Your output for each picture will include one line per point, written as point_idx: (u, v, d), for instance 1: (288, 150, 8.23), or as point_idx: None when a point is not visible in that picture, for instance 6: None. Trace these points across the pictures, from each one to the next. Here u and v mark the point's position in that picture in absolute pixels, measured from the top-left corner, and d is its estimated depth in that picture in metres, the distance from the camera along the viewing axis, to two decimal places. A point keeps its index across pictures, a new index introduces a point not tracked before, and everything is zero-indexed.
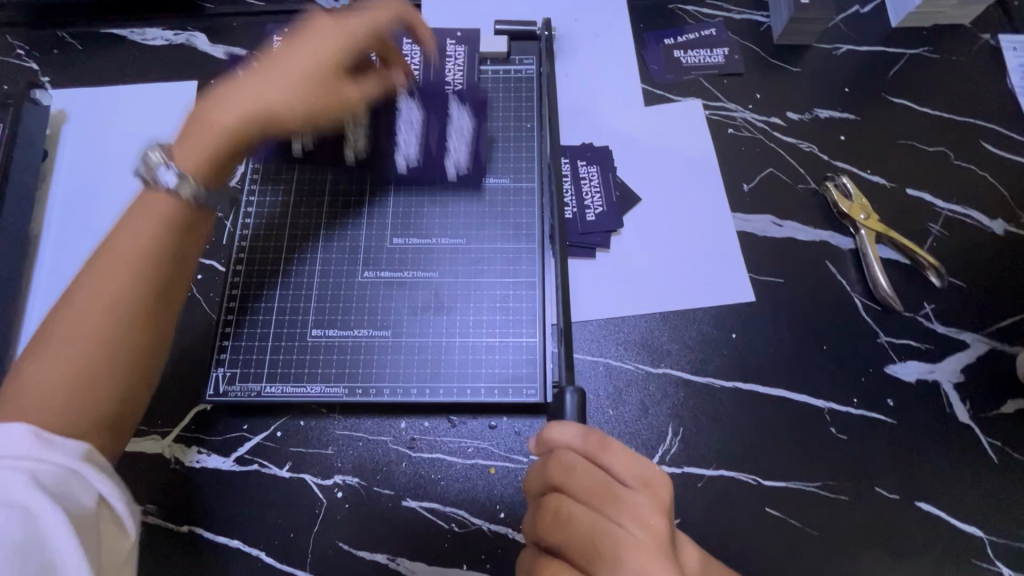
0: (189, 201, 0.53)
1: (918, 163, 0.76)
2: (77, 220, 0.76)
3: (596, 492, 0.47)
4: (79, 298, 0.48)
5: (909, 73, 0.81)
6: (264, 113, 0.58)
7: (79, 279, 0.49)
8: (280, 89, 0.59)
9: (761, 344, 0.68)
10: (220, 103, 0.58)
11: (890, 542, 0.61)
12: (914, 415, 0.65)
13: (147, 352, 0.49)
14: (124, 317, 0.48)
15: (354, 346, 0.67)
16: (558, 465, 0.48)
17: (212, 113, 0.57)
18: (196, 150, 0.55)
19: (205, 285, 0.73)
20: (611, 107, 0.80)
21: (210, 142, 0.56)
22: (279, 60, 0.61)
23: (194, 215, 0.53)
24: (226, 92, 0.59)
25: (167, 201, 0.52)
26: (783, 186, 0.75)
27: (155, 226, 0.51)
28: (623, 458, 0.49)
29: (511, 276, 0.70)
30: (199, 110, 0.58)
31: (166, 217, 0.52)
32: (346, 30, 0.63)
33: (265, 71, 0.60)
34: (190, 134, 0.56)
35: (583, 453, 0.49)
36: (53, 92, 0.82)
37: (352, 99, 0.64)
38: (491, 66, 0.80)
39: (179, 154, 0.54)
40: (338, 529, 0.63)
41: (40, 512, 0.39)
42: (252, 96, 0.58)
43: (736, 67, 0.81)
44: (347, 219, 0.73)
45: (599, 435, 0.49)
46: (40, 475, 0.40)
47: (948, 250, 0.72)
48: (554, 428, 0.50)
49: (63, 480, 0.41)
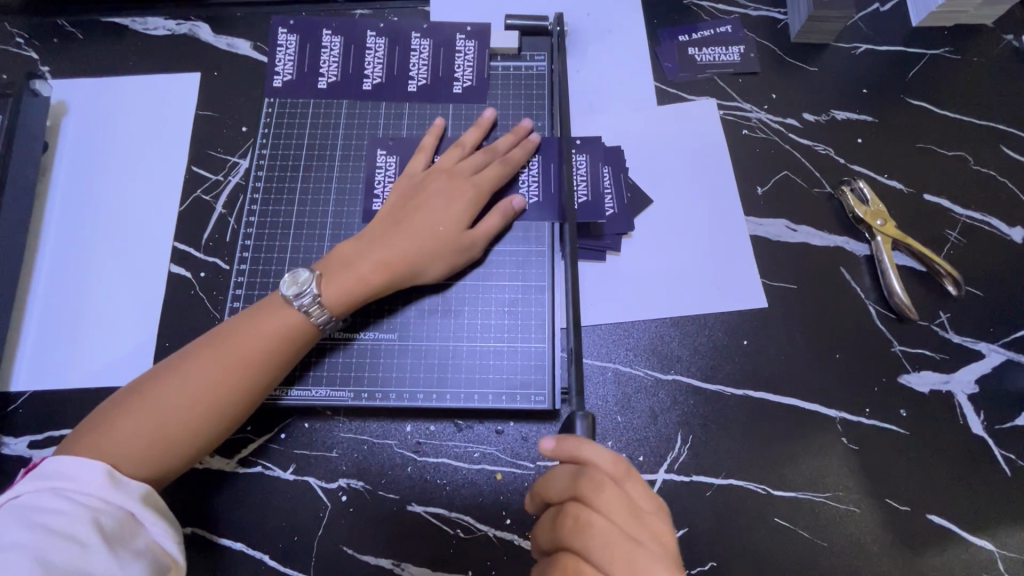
0: (311, 322, 0.60)
1: (937, 167, 0.74)
2: (77, 215, 0.75)
3: (618, 513, 0.49)
4: (189, 369, 0.55)
5: (929, 74, 0.79)
6: (403, 272, 0.63)
7: (197, 349, 0.57)
8: (422, 236, 0.64)
9: (774, 353, 0.67)
10: (361, 245, 0.63)
11: (900, 554, 0.61)
12: (926, 426, 0.64)
13: (218, 434, 0.56)
14: (217, 404, 0.55)
15: (360, 349, 0.66)
16: (584, 482, 0.50)
17: (356, 258, 0.62)
18: (348, 297, 0.61)
19: (209, 283, 0.72)
20: (623, 106, 0.78)
21: (362, 287, 0.61)
22: (416, 203, 0.66)
23: (303, 337, 0.60)
24: (369, 237, 0.64)
25: (289, 321, 0.59)
26: (798, 190, 0.74)
27: (266, 330, 0.58)
28: (640, 488, 0.51)
29: (520, 279, 0.68)
30: (336, 256, 0.63)
31: (283, 332, 0.58)
32: (479, 182, 0.67)
33: (408, 213, 0.65)
34: (336, 277, 0.61)
35: (610, 477, 0.50)
36: (53, 83, 0.80)
37: (478, 251, 0.67)
38: (502, 61, 0.78)
39: (331, 297, 0.60)
40: (342, 533, 0.62)
41: (82, 535, 0.45)
42: (396, 242, 0.63)
43: (752, 67, 0.79)
44: (352, 218, 0.71)
45: (623, 462, 0.52)
46: (100, 513, 0.47)
47: (965, 257, 0.70)
48: (586, 449, 0.51)
49: (119, 520, 0.48)
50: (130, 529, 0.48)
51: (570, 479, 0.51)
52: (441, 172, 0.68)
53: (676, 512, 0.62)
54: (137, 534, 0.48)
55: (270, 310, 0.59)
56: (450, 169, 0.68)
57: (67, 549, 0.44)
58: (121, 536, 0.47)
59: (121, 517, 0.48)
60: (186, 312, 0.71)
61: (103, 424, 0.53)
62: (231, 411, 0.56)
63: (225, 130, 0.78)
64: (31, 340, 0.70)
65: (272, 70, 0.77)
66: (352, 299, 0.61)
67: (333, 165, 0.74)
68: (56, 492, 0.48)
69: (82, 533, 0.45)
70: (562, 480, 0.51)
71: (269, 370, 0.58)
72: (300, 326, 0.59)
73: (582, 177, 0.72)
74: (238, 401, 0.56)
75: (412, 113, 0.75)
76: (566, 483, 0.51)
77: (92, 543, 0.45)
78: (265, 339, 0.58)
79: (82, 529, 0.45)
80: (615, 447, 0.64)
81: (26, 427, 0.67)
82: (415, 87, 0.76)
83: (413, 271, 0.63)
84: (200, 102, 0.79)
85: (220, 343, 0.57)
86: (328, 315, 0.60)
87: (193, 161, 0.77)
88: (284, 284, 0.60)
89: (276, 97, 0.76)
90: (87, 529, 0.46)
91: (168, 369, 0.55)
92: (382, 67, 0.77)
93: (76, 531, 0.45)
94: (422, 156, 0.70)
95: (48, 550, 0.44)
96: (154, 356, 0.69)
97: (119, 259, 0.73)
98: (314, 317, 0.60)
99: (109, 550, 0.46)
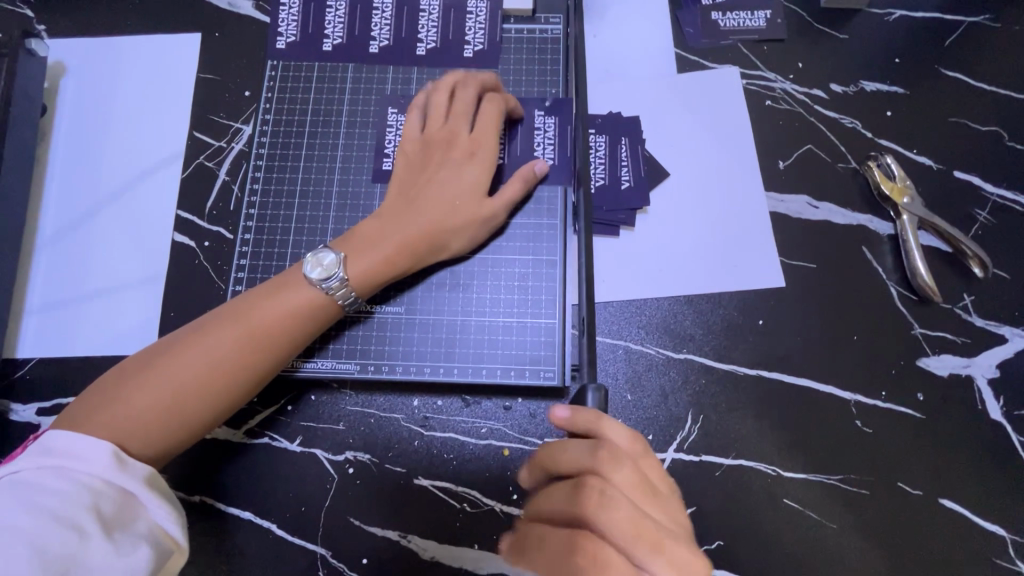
0: (334, 300, 0.59)
1: (969, 143, 0.71)
2: (77, 182, 0.73)
3: (634, 489, 0.47)
4: (203, 341, 0.55)
5: (966, 43, 0.74)
6: (425, 252, 0.62)
7: (211, 321, 0.56)
8: (442, 209, 0.62)
9: (790, 334, 0.65)
10: (384, 222, 0.62)
11: (910, 538, 0.60)
12: (945, 411, 0.63)
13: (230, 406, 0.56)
14: (232, 378, 0.55)
15: (367, 323, 0.65)
16: (602, 456, 0.48)
17: (379, 237, 0.61)
18: (370, 276, 0.60)
19: (213, 253, 0.71)
20: (641, 74, 0.74)
21: (387, 266, 0.60)
22: (426, 173, 0.64)
23: (319, 313, 0.58)
24: (388, 213, 0.62)
25: (305, 299, 0.58)
26: (822, 165, 0.71)
27: (282, 307, 0.57)
28: (655, 467, 0.50)
29: (530, 253, 0.67)
30: (357, 234, 0.61)
31: (301, 309, 0.58)
32: (498, 151, 0.65)
33: (422, 185, 0.63)
34: (360, 257, 0.60)
35: (627, 454, 0.48)
36: (49, 42, 0.77)
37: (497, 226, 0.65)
38: (515, 24, 0.74)
39: (352, 275, 0.59)
40: (349, 505, 0.62)
41: (83, 518, 0.45)
42: (419, 218, 0.61)
43: (779, 33, 0.75)
44: (359, 187, 0.69)
45: (639, 440, 0.50)
46: (101, 495, 0.47)
47: (992, 239, 0.68)
48: (605, 423, 0.49)
49: (120, 503, 0.48)
50: (132, 512, 0.48)
51: (587, 451, 0.49)
52: (440, 134, 0.65)
53: (685, 491, 0.61)
54: (138, 517, 0.48)
55: (288, 285, 0.58)
56: (468, 136, 0.66)
57: (66, 533, 0.44)
58: (125, 521, 0.47)
59: (123, 500, 0.48)
60: (191, 282, 0.70)
61: (116, 396, 0.52)
62: (245, 386, 0.56)
63: (227, 94, 0.75)
64: (35, 309, 0.69)
65: (275, 31, 0.74)
66: (378, 278, 0.60)
67: (339, 132, 0.71)
68: (57, 471, 0.47)
69: (82, 517, 0.45)
70: (577, 452, 0.49)
71: (284, 347, 0.57)
72: (319, 303, 0.58)
73: (601, 159, 0.71)
74: (252, 375, 0.56)
75: (422, 78, 0.72)
76: (581, 455, 0.49)
77: (91, 527, 0.45)
78: (283, 315, 0.57)
79: (82, 513, 0.45)
80: (625, 425, 0.63)
81: (34, 394, 0.67)
82: (424, 51, 0.73)
83: (437, 248, 0.62)
84: (201, 64, 0.76)
85: (235, 317, 0.56)
86: (352, 295, 0.59)
87: (195, 126, 0.75)
88: (307, 264, 0.58)
89: (279, 59, 0.74)
90: (88, 512, 0.45)
91: (182, 342, 0.55)
92: (389, 29, 0.73)
93: (75, 513, 0.45)
94: (419, 118, 0.67)
95: (46, 533, 0.43)
96: (159, 326, 0.68)
97: (122, 227, 0.72)
98: (337, 297, 0.59)
99: (109, 535, 0.45)
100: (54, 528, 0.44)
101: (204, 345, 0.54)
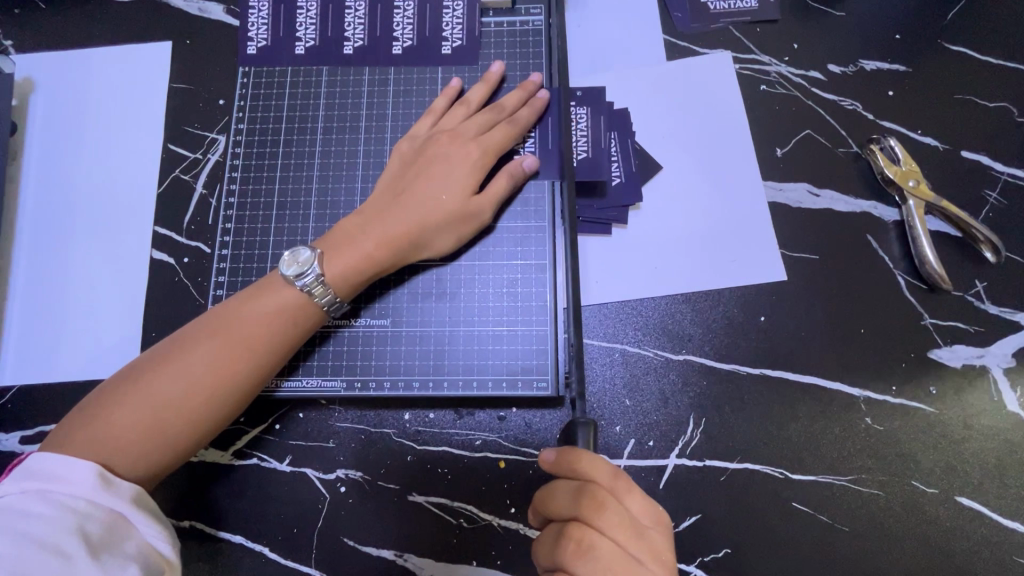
0: (317, 304, 0.56)
1: (978, 121, 0.68)
2: (52, 201, 0.71)
3: (622, 535, 0.46)
4: (185, 353, 0.52)
5: (970, 15, 0.71)
6: (407, 246, 0.59)
7: (193, 332, 0.54)
8: (428, 202, 0.59)
9: (792, 330, 0.62)
10: (363, 219, 0.59)
11: (925, 538, 0.58)
12: (959, 404, 0.60)
13: (219, 420, 0.53)
14: (218, 390, 0.52)
15: (351, 338, 0.63)
16: (585, 500, 0.46)
17: (357, 231, 0.58)
18: (345, 272, 0.57)
19: (192, 269, 0.68)
20: (629, 63, 0.71)
21: (366, 262, 0.58)
22: (418, 170, 0.61)
23: (305, 318, 0.56)
24: (369, 210, 0.60)
25: (288, 303, 0.56)
26: (822, 150, 0.68)
27: (265, 314, 0.55)
28: (643, 503, 0.48)
29: (519, 257, 0.64)
30: (336, 231, 0.59)
31: (283, 317, 0.55)
32: (484, 143, 0.62)
33: (410, 181, 0.61)
34: (338, 255, 0.57)
35: (611, 493, 0.47)
36: (17, 58, 0.75)
37: (485, 221, 0.62)
38: (494, 17, 0.71)
39: (328, 270, 0.57)
40: (342, 524, 0.61)
41: (65, 543, 0.42)
42: (401, 213, 0.59)
43: (771, 13, 0.72)
44: (337, 196, 0.67)
45: (620, 473, 0.48)
46: (88, 518, 0.44)
47: (1004, 222, 0.65)
48: (587, 462, 0.47)
49: (108, 523, 0.45)
50: (122, 532, 0.46)
51: (571, 496, 0.47)
52: (445, 133, 0.63)
53: (689, 499, 0.59)
54: (128, 537, 0.46)
55: (266, 292, 0.56)
56: (450, 129, 0.63)
57: (49, 560, 0.41)
58: (112, 542, 0.45)
59: (112, 521, 0.46)
60: (171, 300, 0.67)
61: (97, 415, 0.50)
62: (233, 397, 0.53)
63: (201, 104, 0.73)
64: (14, 333, 0.67)
65: (245, 35, 0.71)
66: (356, 276, 0.58)
67: (316, 138, 0.69)
68: (40, 494, 0.45)
69: (67, 541, 0.42)
70: (562, 497, 0.48)
71: (270, 354, 0.55)
72: (303, 307, 0.56)
73: (584, 132, 0.66)
74: (240, 385, 0.53)
75: (399, 78, 0.69)
76: (567, 500, 0.48)
77: (76, 551, 0.42)
78: (263, 323, 0.54)
79: (65, 536, 0.42)
80: (624, 432, 0.61)
81: (16, 422, 0.65)
82: (401, 49, 0.70)
83: (420, 243, 0.60)
84: (172, 73, 0.74)
85: (217, 327, 0.54)
86: (332, 296, 0.57)
87: (170, 138, 0.72)
88: (283, 263, 0.56)
89: (251, 65, 0.71)
90: (72, 535, 0.43)
91: (163, 356, 0.52)
92: (363, 28, 0.70)
93: (59, 537, 0.42)
94: (429, 120, 0.65)
95: (27, 559, 0.41)
96: (141, 347, 0.66)
97: (98, 245, 0.69)
98: (316, 298, 0.56)
99: (96, 558, 0.43)
100: (37, 555, 0.41)
101: (187, 357, 0.52)
